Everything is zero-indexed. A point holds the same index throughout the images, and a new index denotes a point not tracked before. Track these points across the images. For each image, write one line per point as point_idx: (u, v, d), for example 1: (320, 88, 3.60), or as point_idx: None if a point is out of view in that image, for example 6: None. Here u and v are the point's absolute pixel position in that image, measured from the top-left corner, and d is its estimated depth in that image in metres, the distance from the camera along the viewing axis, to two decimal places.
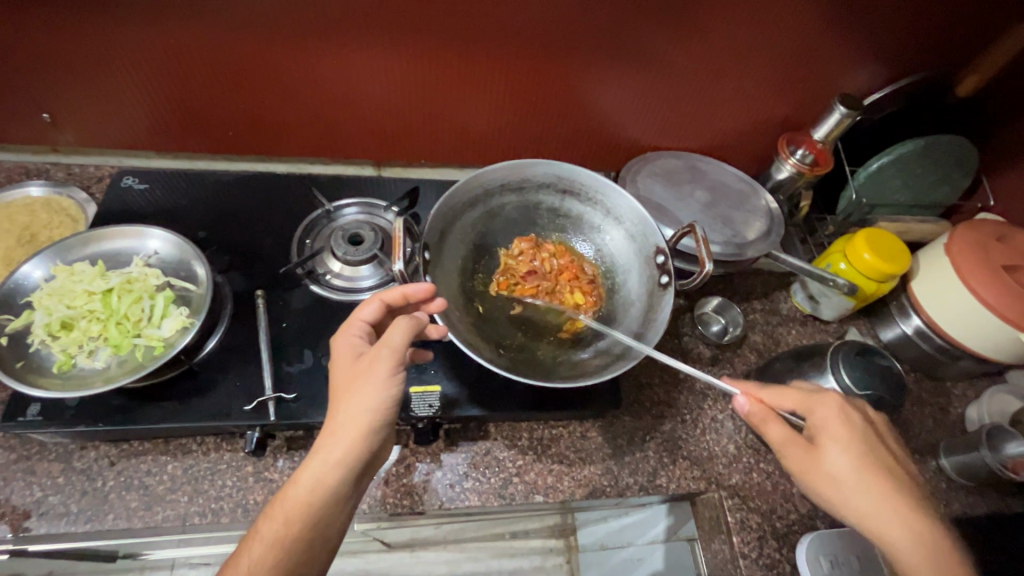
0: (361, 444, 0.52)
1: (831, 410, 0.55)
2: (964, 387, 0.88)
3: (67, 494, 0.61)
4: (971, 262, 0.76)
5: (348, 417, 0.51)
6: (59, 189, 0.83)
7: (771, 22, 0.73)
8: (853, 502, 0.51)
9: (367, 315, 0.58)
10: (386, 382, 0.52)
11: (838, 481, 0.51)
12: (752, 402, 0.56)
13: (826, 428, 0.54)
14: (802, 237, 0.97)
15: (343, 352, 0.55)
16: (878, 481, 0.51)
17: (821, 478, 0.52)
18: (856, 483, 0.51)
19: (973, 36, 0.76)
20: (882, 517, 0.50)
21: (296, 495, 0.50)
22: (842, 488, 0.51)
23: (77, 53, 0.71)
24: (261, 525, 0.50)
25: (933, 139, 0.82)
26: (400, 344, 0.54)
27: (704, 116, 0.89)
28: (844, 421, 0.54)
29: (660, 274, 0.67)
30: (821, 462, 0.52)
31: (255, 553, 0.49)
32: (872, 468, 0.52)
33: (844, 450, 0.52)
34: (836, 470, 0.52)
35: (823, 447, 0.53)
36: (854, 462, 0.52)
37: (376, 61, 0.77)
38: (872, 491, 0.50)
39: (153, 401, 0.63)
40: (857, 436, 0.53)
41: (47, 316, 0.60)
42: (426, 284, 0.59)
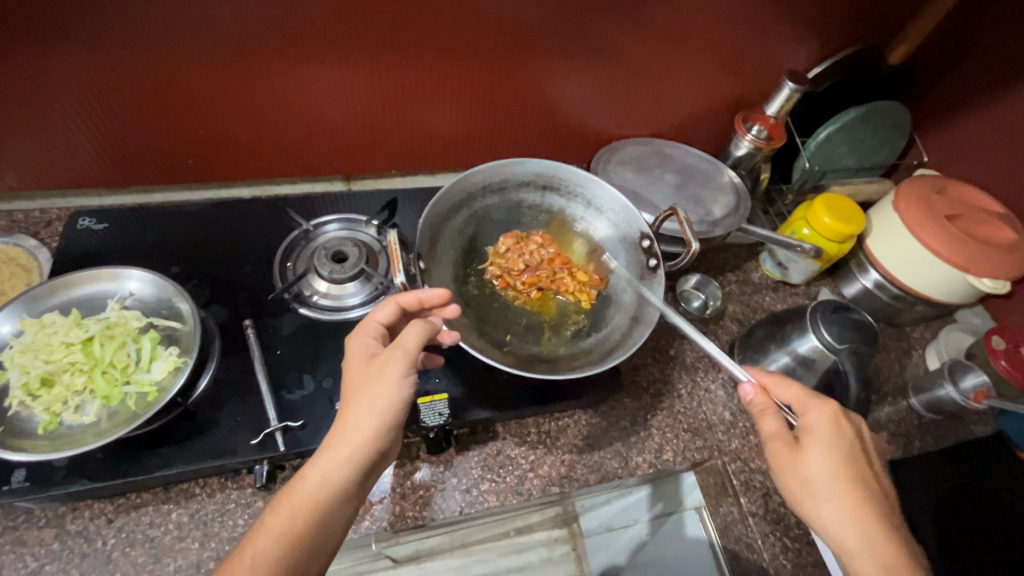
0: (371, 445, 0.51)
1: (821, 422, 0.54)
2: (922, 330, 0.96)
3: (65, 560, 0.58)
4: (918, 215, 0.82)
5: (360, 415, 0.51)
6: (4, 238, 0.77)
7: (720, 7, 0.77)
8: (823, 511, 0.50)
9: (382, 316, 0.57)
10: (400, 384, 0.52)
11: (813, 486, 0.51)
12: (755, 390, 0.59)
13: (816, 433, 0.53)
14: (763, 209, 1.02)
15: (356, 351, 0.55)
16: (852, 494, 0.50)
17: (794, 476, 0.52)
18: (830, 495, 0.50)
19: (899, 7, 0.82)
20: (850, 532, 0.49)
21: (304, 490, 0.50)
22: (813, 492, 0.51)
23: (10, 90, 0.66)
24: (266, 520, 0.50)
25: (871, 106, 0.89)
26: (414, 346, 0.53)
27: (664, 101, 0.92)
28: (830, 443, 0.53)
29: (647, 257, 0.71)
30: (801, 462, 0.52)
31: (259, 546, 0.48)
32: (855, 487, 0.51)
33: (827, 452, 0.52)
34: (816, 473, 0.51)
35: (808, 449, 0.53)
36: (836, 470, 0.51)
37: (340, 73, 0.75)
38: (847, 513, 0.50)
39: (151, 448, 0.60)
40: (844, 449, 0.53)
41: (25, 374, 0.57)
42: (440, 290, 0.60)
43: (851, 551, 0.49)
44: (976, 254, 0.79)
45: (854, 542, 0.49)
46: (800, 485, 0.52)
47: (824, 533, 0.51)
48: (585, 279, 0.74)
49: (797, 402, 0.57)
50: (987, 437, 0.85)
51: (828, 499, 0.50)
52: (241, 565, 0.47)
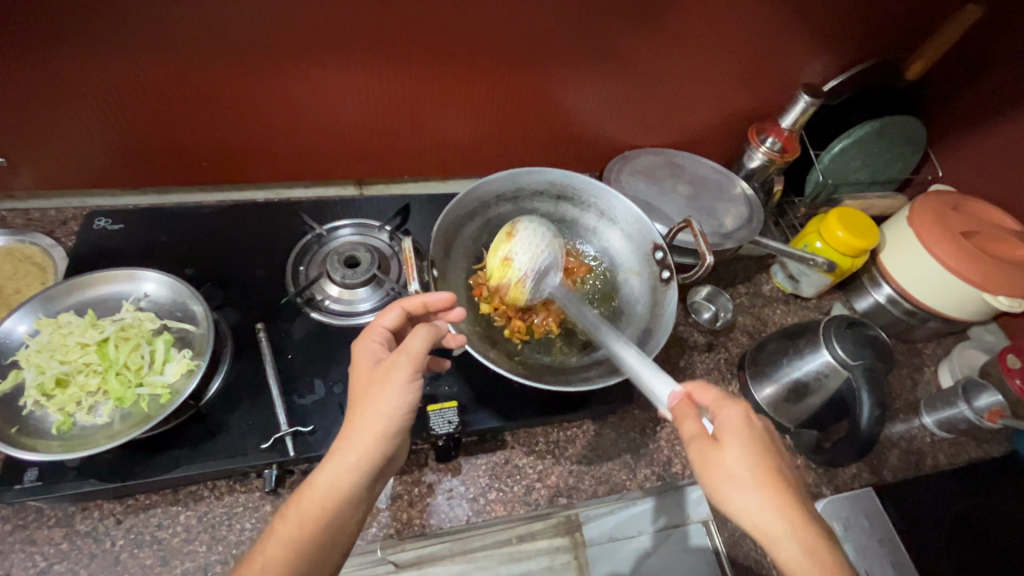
0: (378, 450, 0.51)
1: (735, 418, 0.50)
2: (935, 346, 0.95)
3: (74, 560, 0.58)
4: (933, 231, 0.82)
5: (366, 421, 0.51)
6: (20, 237, 0.78)
7: (736, 19, 0.77)
8: (744, 508, 0.46)
9: (387, 321, 0.58)
10: (406, 388, 0.52)
11: (733, 484, 0.47)
12: (682, 397, 0.53)
13: (730, 427, 0.50)
14: (774, 221, 1.03)
15: (362, 357, 0.55)
16: (775, 488, 0.47)
17: (716, 475, 0.48)
18: (750, 490, 0.46)
19: (916, 23, 0.82)
20: (775, 528, 0.45)
21: (312, 496, 0.50)
22: (735, 488, 0.47)
23: (29, 90, 0.67)
24: (275, 526, 0.50)
25: (886, 120, 0.88)
26: (417, 351, 0.53)
27: (677, 112, 0.92)
28: (744, 437, 0.49)
29: (660, 269, 0.69)
30: (719, 457, 0.48)
31: (268, 552, 0.48)
32: (769, 480, 0.47)
33: (743, 448, 0.48)
34: (736, 471, 0.47)
35: (725, 446, 0.48)
36: (751, 464, 0.47)
37: (355, 78, 0.76)
38: (772, 508, 0.46)
39: (162, 450, 0.60)
40: (759, 443, 0.49)
41: (40, 374, 0.57)
42: (445, 294, 0.59)
43: (779, 546, 0.45)
44: (991, 272, 0.78)
45: (784, 537, 0.45)
46: (722, 485, 0.48)
47: (751, 530, 0.47)
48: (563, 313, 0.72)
49: (712, 397, 0.53)
50: (999, 457, 0.84)
51: (749, 496, 0.46)
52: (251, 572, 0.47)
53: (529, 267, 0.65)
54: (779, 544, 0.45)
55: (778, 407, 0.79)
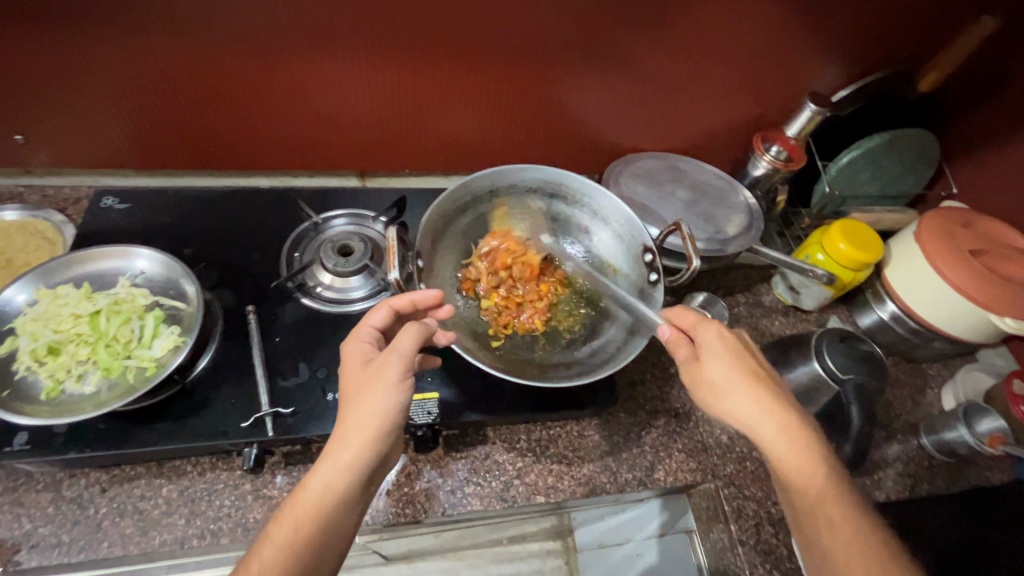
0: (371, 450, 0.51)
1: (710, 334, 0.56)
2: (940, 367, 0.92)
3: (58, 524, 0.60)
4: (939, 248, 0.79)
5: (360, 422, 0.51)
6: (34, 212, 0.81)
7: (739, 25, 0.76)
8: (730, 408, 0.53)
9: (376, 321, 0.58)
10: (397, 387, 0.52)
11: (719, 391, 0.53)
12: (672, 329, 0.59)
13: (709, 343, 0.55)
14: (779, 231, 1.01)
15: (352, 358, 0.55)
16: (751, 390, 0.53)
17: (703, 386, 0.54)
18: (730, 390, 0.53)
19: (929, 34, 0.80)
20: (754, 417, 0.52)
21: (306, 500, 0.50)
22: (717, 394, 0.53)
23: (46, 71, 0.70)
24: (269, 532, 0.50)
25: (897, 132, 0.86)
26: (409, 349, 0.54)
27: (681, 116, 0.91)
28: (718, 348, 0.54)
29: (648, 271, 0.70)
30: (704, 372, 0.54)
31: (265, 558, 0.48)
32: (751, 376, 0.53)
33: (718, 361, 0.54)
34: (716, 379, 0.53)
35: (705, 362, 0.55)
36: (732, 371, 0.53)
37: (356, 71, 0.77)
38: (748, 402, 0.52)
39: (147, 423, 0.62)
40: (733, 349, 0.55)
41: (33, 341, 0.60)
42: (433, 291, 0.60)
43: (760, 431, 0.52)
44: (999, 292, 0.75)
45: (765, 424, 0.52)
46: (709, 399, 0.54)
47: (734, 422, 0.54)
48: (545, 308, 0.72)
49: (692, 321, 0.59)
50: (1001, 485, 0.81)
51: (727, 398, 0.53)
52: None
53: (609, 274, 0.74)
54: (759, 429, 0.52)
55: None
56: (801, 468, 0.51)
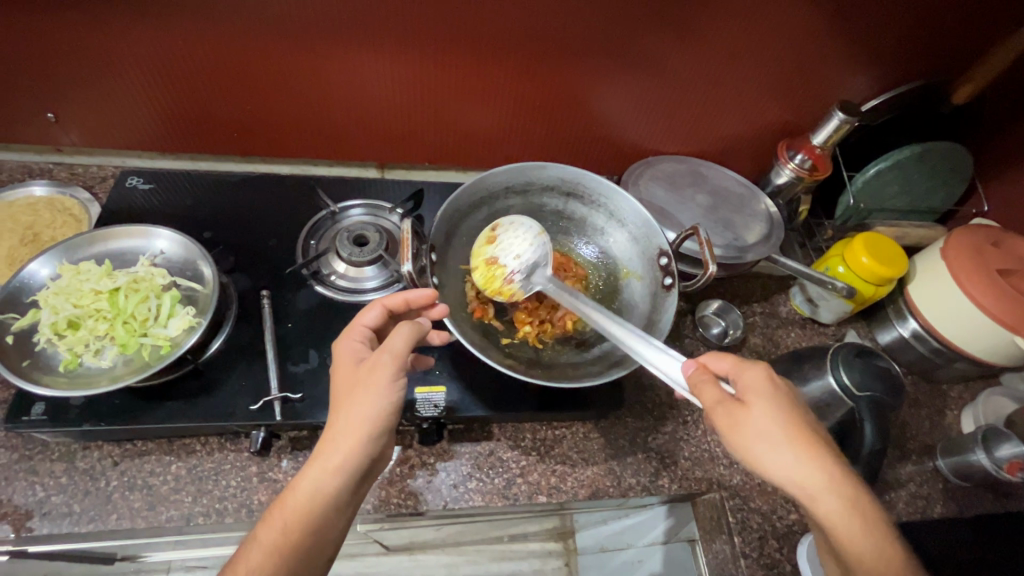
0: (361, 452, 0.52)
1: (755, 383, 0.51)
2: (961, 389, 0.89)
3: (70, 494, 0.61)
4: (967, 266, 0.77)
5: (349, 422, 0.51)
6: (62, 189, 0.83)
7: (769, 28, 0.75)
8: (779, 466, 0.47)
9: (368, 320, 0.59)
10: (389, 388, 0.53)
11: (766, 438, 0.47)
12: (696, 367, 0.53)
13: (755, 389, 0.50)
14: (800, 242, 0.98)
15: (345, 357, 0.56)
16: (807, 445, 0.48)
17: (744, 436, 0.48)
18: (779, 445, 0.47)
19: (967, 43, 0.78)
20: (809, 477, 0.46)
21: (294, 501, 0.50)
22: (763, 444, 0.47)
23: (77, 52, 0.71)
24: (259, 533, 0.50)
25: (929, 146, 0.83)
26: (401, 350, 0.55)
27: (705, 120, 0.90)
28: (766, 397, 0.49)
29: (663, 276, 0.68)
30: (747, 419, 0.48)
31: (253, 561, 0.48)
32: (802, 432, 0.48)
33: (767, 407, 0.49)
34: (762, 427, 0.48)
35: (750, 408, 0.49)
36: (781, 422, 0.48)
37: (378, 62, 0.77)
38: (799, 456, 0.47)
39: (158, 400, 0.63)
40: (784, 402, 0.50)
41: (54, 315, 0.61)
42: (427, 291, 0.61)
43: (819, 500, 0.46)
44: None
45: (816, 487, 0.46)
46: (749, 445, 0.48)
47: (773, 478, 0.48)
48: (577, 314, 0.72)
49: (727, 368, 0.55)
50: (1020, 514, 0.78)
51: (776, 453, 0.47)
52: None
53: (516, 266, 0.66)
54: (817, 495, 0.46)
55: None
56: (849, 538, 0.46)
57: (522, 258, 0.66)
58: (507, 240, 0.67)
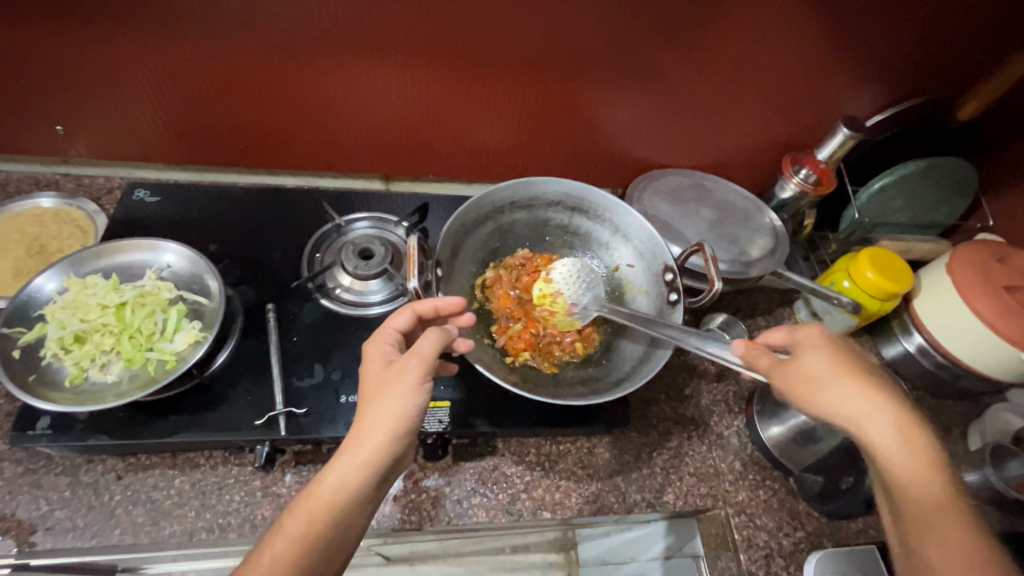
0: (386, 451, 0.51)
1: (810, 340, 0.55)
2: (966, 406, 0.89)
3: (74, 508, 0.61)
4: (972, 282, 0.77)
5: (376, 421, 0.51)
6: (69, 200, 0.84)
7: (775, 45, 0.75)
8: (830, 402, 0.52)
9: (399, 324, 0.58)
10: (416, 390, 0.52)
11: (817, 382, 0.52)
12: (746, 344, 0.57)
13: (808, 342, 0.55)
14: (805, 255, 0.99)
15: (374, 358, 0.55)
16: (857, 382, 0.52)
17: (798, 384, 0.53)
18: (832, 383, 0.52)
19: (970, 61, 0.78)
20: (859, 405, 0.51)
21: (320, 494, 0.50)
22: (815, 387, 0.52)
23: (90, 67, 0.72)
24: (285, 521, 0.50)
25: (932, 161, 0.84)
26: (429, 354, 0.53)
27: (708, 134, 0.90)
28: (818, 350, 0.54)
29: (668, 291, 0.69)
30: (798, 369, 0.54)
31: (277, 549, 0.48)
32: (853, 374, 0.52)
33: (818, 355, 0.54)
34: (815, 373, 0.53)
35: (800, 358, 0.54)
36: (833, 366, 0.53)
37: (385, 77, 0.78)
38: (852, 392, 0.51)
39: (163, 414, 0.63)
40: (835, 354, 0.54)
41: (61, 329, 0.62)
42: (456, 299, 0.60)
43: (869, 430, 0.50)
44: None
45: (863, 414, 0.51)
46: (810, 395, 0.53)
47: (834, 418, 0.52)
48: (585, 339, 0.73)
49: (781, 338, 0.58)
50: None
51: (827, 387, 0.52)
52: (260, 567, 0.47)
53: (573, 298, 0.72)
54: (861, 422, 0.51)
55: (785, 450, 0.76)
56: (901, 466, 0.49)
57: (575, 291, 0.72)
58: (562, 280, 0.73)
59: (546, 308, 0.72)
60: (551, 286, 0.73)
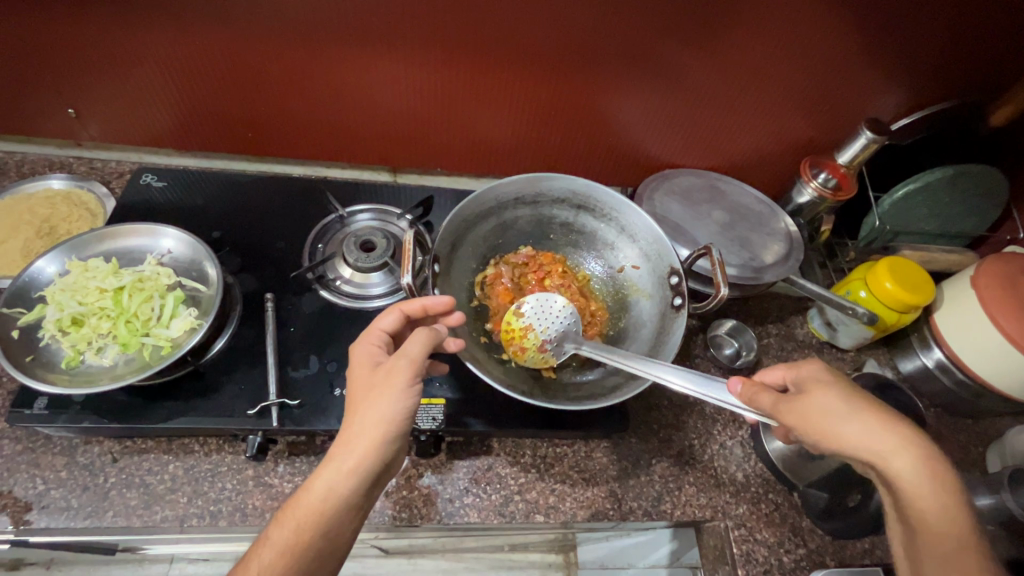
0: (374, 455, 0.50)
1: (814, 375, 0.53)
2: (986, 426, 0.85)
3: (69, 489, 0.62)
4: (998, 297, 0.73)
5: (364, 426, 0.50)
6: (80, 183, 0.85)
7: (795, 42, 0.72)
8: (849, 437, 0.48)
9: (386, 324, 0.57)
10: (405, 392, 0.51)
11: (831, 415, 0.49)
12: (743, 382, 0.55)
13: (812, 377, 0.53)
14: (821, 261, 0.95)
15: (361, 360, 0.54)
16: (873, 415, 0.49)
17: (817, 422, 0.49)
18: (848, 417, 0.49)
19: (1005, 63, 0.74)
20: (881, 442, 0.47)
21: (309, 503, 0.49)
22: (835, 421, 0.49)
23: (99, 52, 0.73)
24: (272, 530, 0.49)
25: (962, 168, 0.80)
26: (418, 355, 0.52)
27: (723, 135, 0.87)
28: (826, 383, 0.51)
29: (673, 295, 0.67)
30: (809, 404, 0.50)
31: (265, 559, 0.47)
32: (870, 407, 0.49)
33: (827, 388, 0.51)
34: (829, 407, 0.50)
35: (810, 393, 0.51)
36: (844, 398, 0.50)
37: (391, 68, 0.76)
38: (871, 426, 0.48)
39: (158, 399, 0.63)
40: (845, 387, 0.51)
41: (59, 311, 0.63)
42: (445, 297, 0.59)
43: (890, 463, 0.47)
44: None
45: (881, 447, 0.47)
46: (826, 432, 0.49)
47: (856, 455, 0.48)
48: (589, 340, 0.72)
49: (782, 375, 0.56)
50: None
51: (845, 421, 0.49)
52: None
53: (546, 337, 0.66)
54: (886, 459, 0.47)
55: (790, 464, 0.73)
56: (920, 500, 0.45)
57: (550, 328, 0.67)
58: (534, 313, 0.68)
59: (515, 345, 0.66)
60: (520, 321, 0.67)
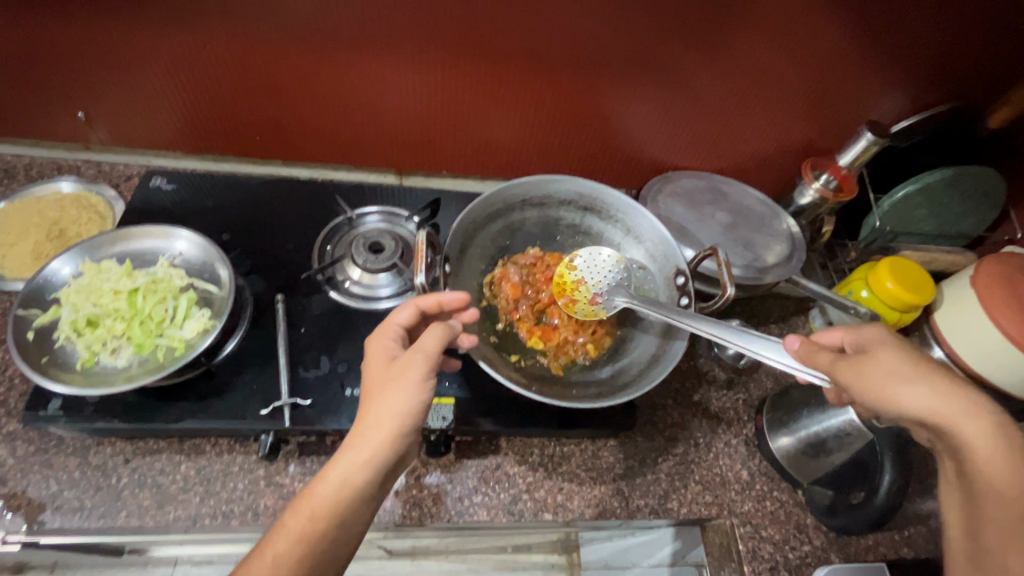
0: (389, 448, 0.50)
1: (876, 338, 0.54)
2: None
3: (82, 489, 0.62)
4: (997, 296, 0.74)
5: (380, 418, 0.50)
6: (89, 186, 0.86)
7: (797, 45, 0.73)
8: (914, 397, 0.49)
9: (402, 319, 0.57)
10: (420, 387, 0.52)
11: (901, 378, 0.50)
12: (801, 340, 0.56)
13: (876, 341, 0.54)
14: (822, 262, 0.96)
15: (377, 353, 0.55)
16: (942, 380, 0.49)
17: (876, 381, 0.50)
18: (914, 379, 0.50)
19: (1004, 68, 0.75)
20: (948, 404, 0.48)
21: (323, 493, 0.49)
22: (897, 382, 0.50)
23: (111, 56, 0.73)
24: (286, 519, 0.49)
25: (960, 170, 0.81)
26: (433, 350, 0.53)
27: (727, 137, 0.89)
28: (891, 346, 0.52)
29: (679, 295, 0.68)
30: (874, 366, 0.51)
31: (280, 547, 0.47)
32: (938, 374, 0.50)
33: (894, 352, 0.52)
34: (895, 369, 0.51)
35: (872, 357, 0.52)
36: (910, 363, 0.51)
37: (400, 72, 0.77)
38: (938, 389, 0.49)
39: (170, 400, 0.64)
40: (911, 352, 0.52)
41: (74, 312, 0.64)
42: (460, 294, 0.59)
43: (958, 423, 0.48)
44: None
45: (950, 409, 0.48)
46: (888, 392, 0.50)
47: (917, 416, 0.49)
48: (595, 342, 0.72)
49: (843, 339, 0.57)
50: None
51: (905, 383, 0.50)
52: (263, 566, 0.46)
53: (598, 288, 0.72)
54: (955, 421, 0.48)
55: (794, 461, 0.74)
56: (987, 462, 0.46)
57: (602, 280, 0.72)
58: (589, 269, 0.73)
59: (568, 295, 0.72)
60: (574, 274, 0.73)
